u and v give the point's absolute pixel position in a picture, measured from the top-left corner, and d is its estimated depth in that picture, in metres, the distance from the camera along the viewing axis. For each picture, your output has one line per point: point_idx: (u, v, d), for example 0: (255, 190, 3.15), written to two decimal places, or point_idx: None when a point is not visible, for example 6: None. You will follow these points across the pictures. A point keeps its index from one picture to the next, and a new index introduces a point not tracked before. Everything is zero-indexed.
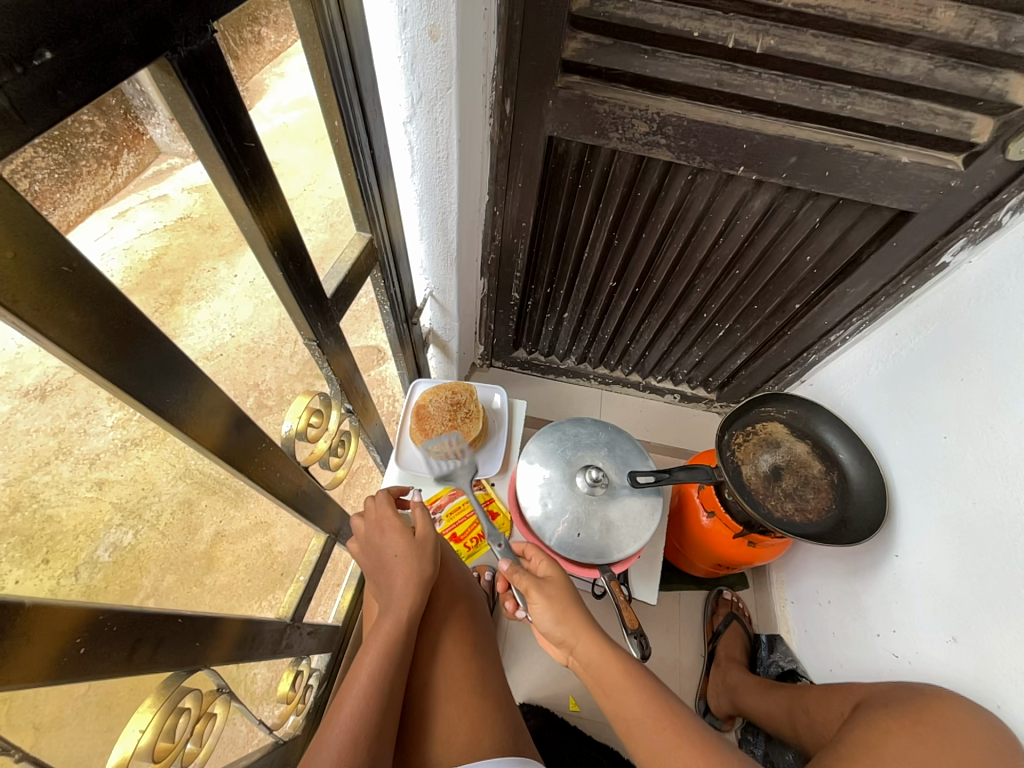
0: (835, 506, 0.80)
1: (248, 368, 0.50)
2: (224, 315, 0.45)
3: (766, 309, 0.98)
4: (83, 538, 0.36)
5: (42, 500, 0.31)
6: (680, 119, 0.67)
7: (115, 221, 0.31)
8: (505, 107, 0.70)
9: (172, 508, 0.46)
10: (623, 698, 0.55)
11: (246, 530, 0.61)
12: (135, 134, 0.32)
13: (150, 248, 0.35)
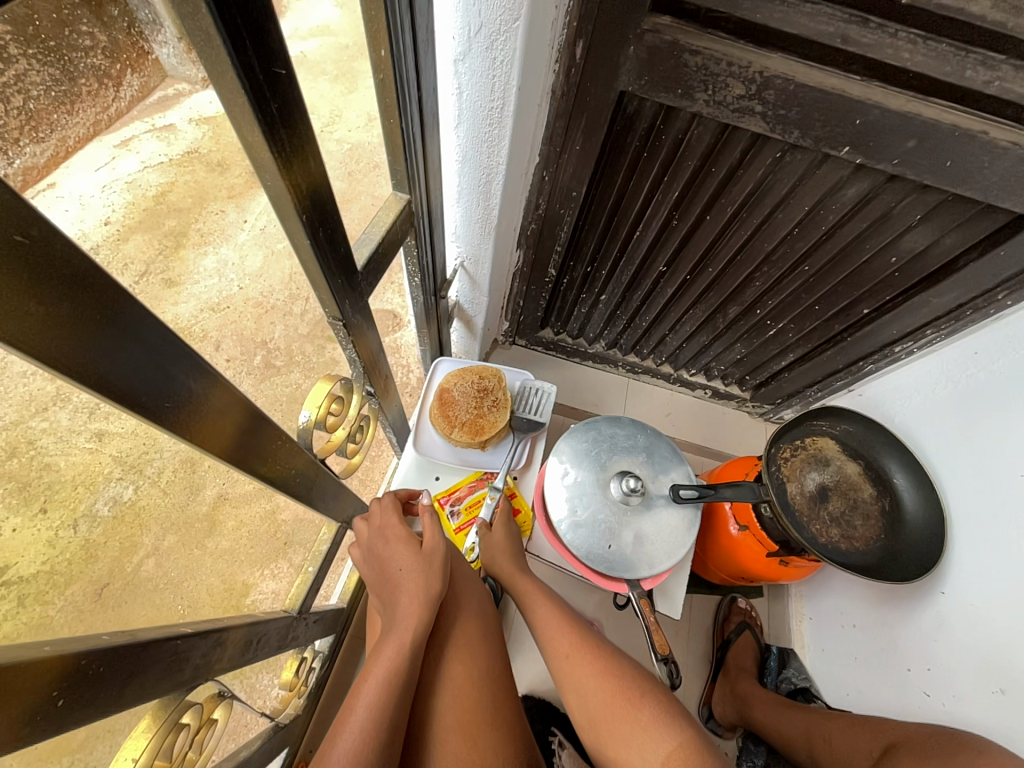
0: (883, 537, 0.74)
1: (255, 325, 0.51)
2: (231, 264, 0.46)
3: (829, 311, 0.89)
4: (82, 490, 0.40)
5: (38, 448, 0.34)
6: (785, 83, 0.55)
7: (116, 151, 0.33)
8: (575, 51, 0.59)
9: (175, 465, 0.48)
10: (553, 634, 0.68)
11: (250, 493, 0.62)
12: (139, 54, 0.30)
13: (154, 183, 0.36)
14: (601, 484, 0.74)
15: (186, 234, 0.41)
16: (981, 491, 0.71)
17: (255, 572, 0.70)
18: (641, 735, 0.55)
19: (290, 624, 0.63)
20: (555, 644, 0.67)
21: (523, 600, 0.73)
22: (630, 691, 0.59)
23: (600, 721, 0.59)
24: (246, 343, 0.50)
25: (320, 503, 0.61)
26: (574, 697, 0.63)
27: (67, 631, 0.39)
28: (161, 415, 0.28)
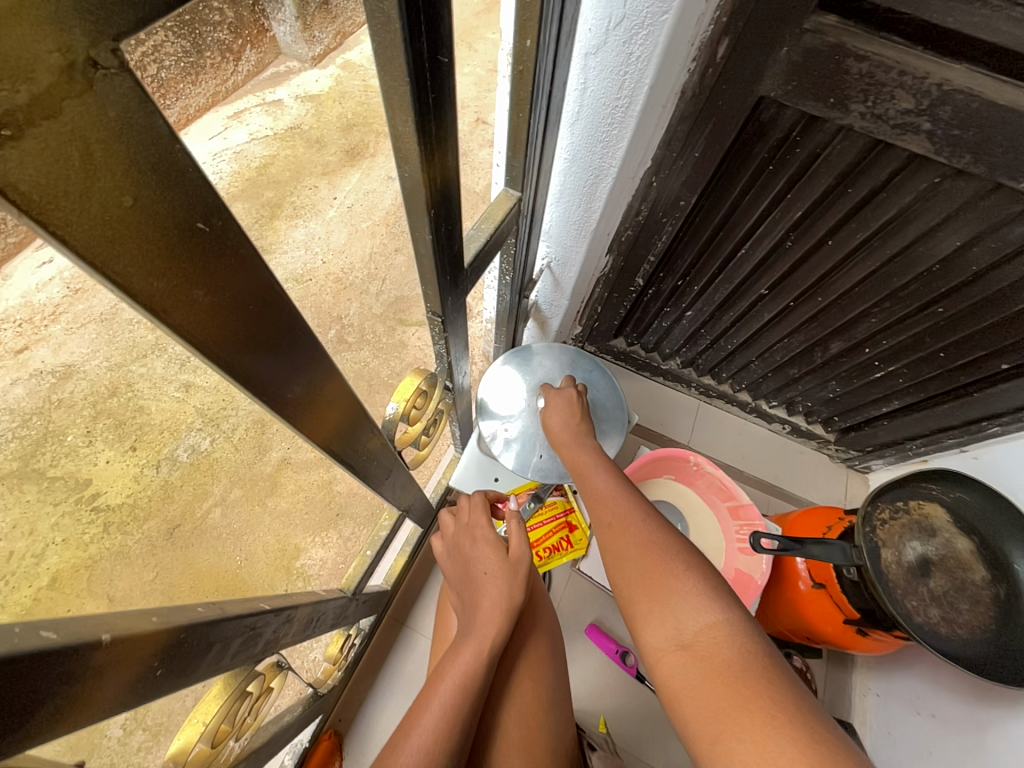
0: (997, 631, 0.64)
1: None
2: (317, 238, 0.72)
3: (957, 361, 0.78)
4: (165, 438, 0.76)
5: (134, 388, 0.73)
6: (969, 99, 0.48)
7: (217, 128, 0.47)
8: (718, 50, 0.53)
9: None
10: (600, 504, 0.60)
11: None
12: (258, 33, 0.42)
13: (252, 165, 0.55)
14: (532, 410, 0.79)
15: None
16: None
17: (306, 538, 0.88)
18: (671, 590, 0.48)
19: (345, 604, 0.64)
20: (600, 513, 0.59)
21: (579, 465, 0.65)
22: (669, 554, 0.51)
23: (681, 676, 0.43)
24: (324, 314, 0.75)
25: (388, 493, 0.61)
26: (612, 565, 0.55)
27: (135, 547, 0.75)
28: (281, 404, 0.28)
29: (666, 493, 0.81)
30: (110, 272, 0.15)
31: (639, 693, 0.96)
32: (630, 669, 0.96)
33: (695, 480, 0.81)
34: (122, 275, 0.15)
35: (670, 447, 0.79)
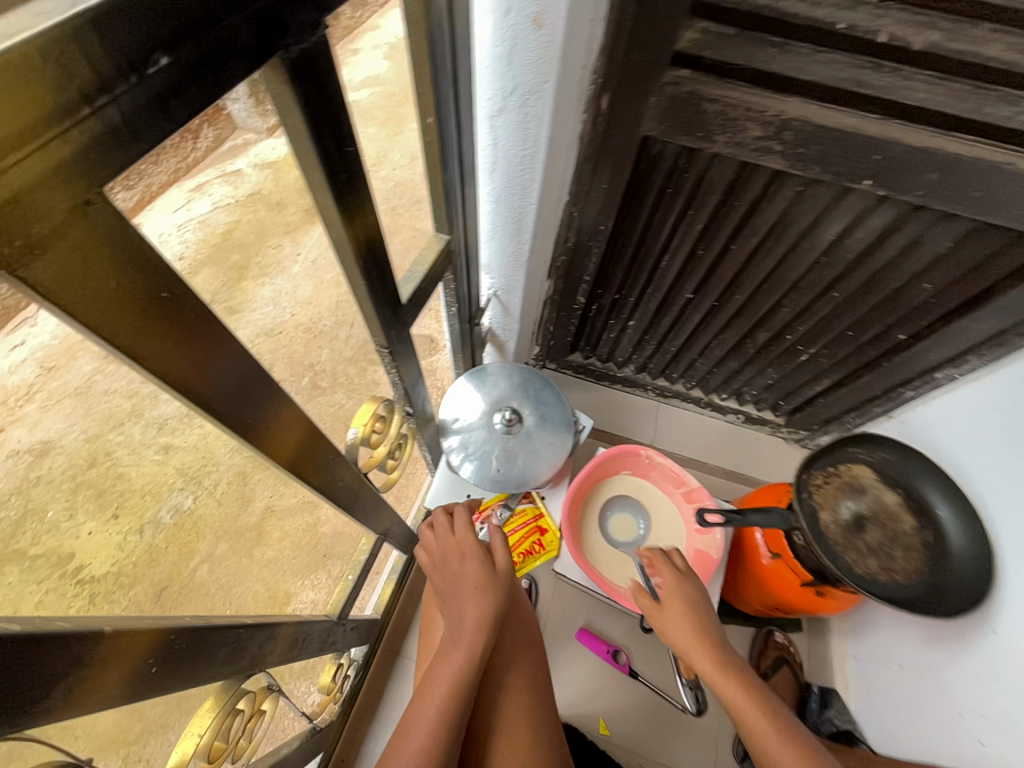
0: (927, 571, 0.71)
1: (304, 348, 0.53)
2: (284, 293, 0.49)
3: (862, 337, 0.88)
4: (149, 498, 0.47)
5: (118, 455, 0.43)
6: (802, 124, 0.59)
7: (193, 192, 0.33)
8: (601, 102, 0.63)
9: (229, 479, 0.54)
10: (732, 693, 0.59)
11: (293, 507, 0.68)
12: (218, 114, 0.28)
13: (222, 221, 0.39)
14: (488, 426, 0.85)
15: (247, 267, 0.43)
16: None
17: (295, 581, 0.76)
18: None
19: (331, 629, 0.67)
20: (728, 694, 0.60)
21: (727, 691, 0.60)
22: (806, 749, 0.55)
23: None
24: None
25: (361, 516, 0.66)
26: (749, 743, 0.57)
27: None
28: (245, 430, 0.34)
29: (625, 488, 0.87)
30: (101, 331, 0.22)
31: (634, 691, 0.99)
32: (622, 667, 0.99)
33: (649, 472, 0.88)
34: (114, 336, 0.22)
35: (622, 445, 0.85)
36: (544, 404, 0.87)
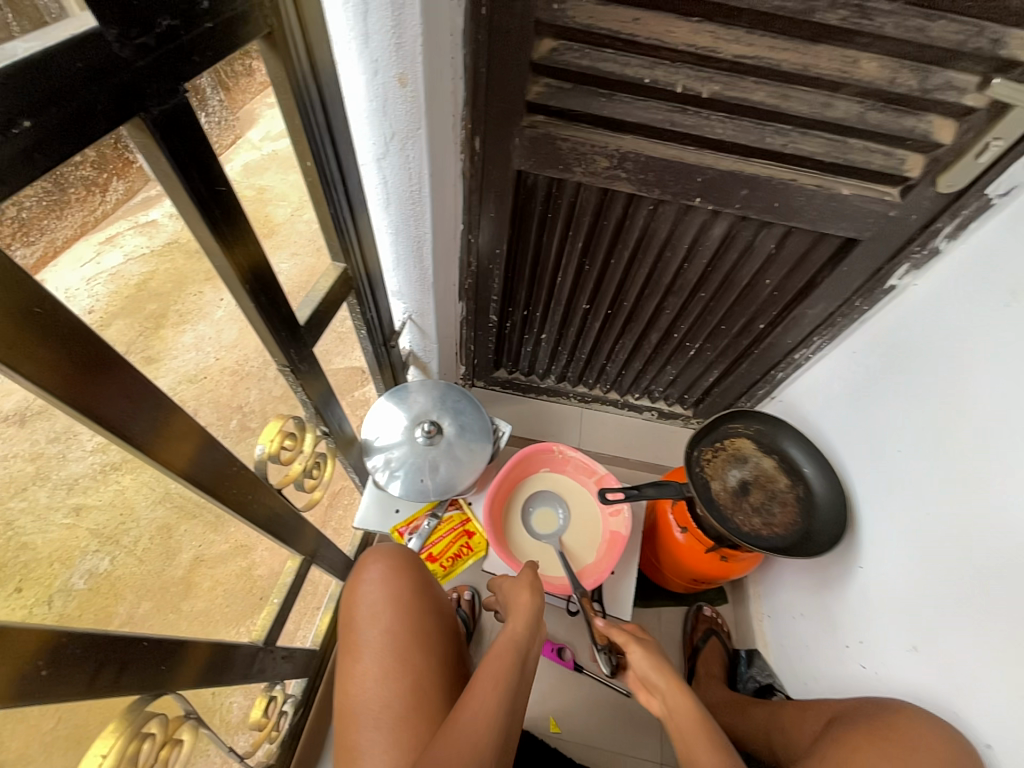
0: (800, 521, 0.83)
1: (231, 390, 0.55)
2: (209, 339, 0.50)
3: (733, 329, 1.02)
4: (59, 564, 0.40)
5: (17, 528, 0.35)
6: (637, 155, 0.71)
7: (101, 247, 0.36)
8: (474, 143, 0.74)
9: (151, 533, 0.50)
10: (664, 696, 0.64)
11: (225, 554, 0.64)
12: (124, 163, 0.35)
13: (137, 272, 0.40)
14: (411, 440, 0.90)
15: (166, 316, 0.43)
16: (883, 471, 0.80)
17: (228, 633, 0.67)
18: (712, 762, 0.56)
19: (255, 655, 0.66)
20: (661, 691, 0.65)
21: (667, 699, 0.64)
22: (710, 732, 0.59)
23: None
24: None
25: (280, 536, 0.68)
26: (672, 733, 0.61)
27: None
28: (132, 438, 0.37)
29: (544, 484, 0.94)
30: None
31: (581, 685, 1.02)
32: (568, 663, 1.02)
33: (564, 466, 0.95)
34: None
35: (536, 444, 0.92)
36: (463, 413, 0.93)
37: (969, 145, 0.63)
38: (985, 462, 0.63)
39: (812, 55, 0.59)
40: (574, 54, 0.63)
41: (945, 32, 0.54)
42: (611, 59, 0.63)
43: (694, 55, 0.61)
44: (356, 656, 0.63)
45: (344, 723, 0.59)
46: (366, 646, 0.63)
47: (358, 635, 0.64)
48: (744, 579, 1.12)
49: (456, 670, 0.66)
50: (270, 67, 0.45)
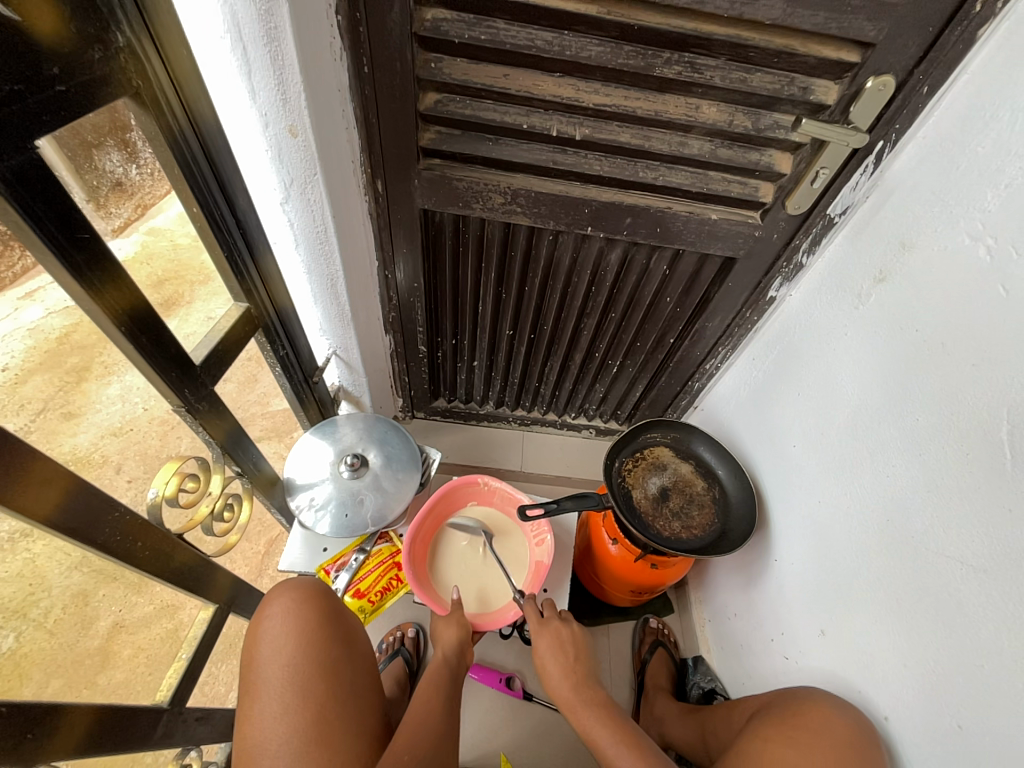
0: (716, 521, 0.87)
1: (159, 440, 0.62)
2: (135, 389, 0.57)
3: (647, 345, 1.08)
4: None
5: None
6: (528, 192, 0.78)
7: (19, 302, 0.42)
8: (377, 186, 0.78)
9: (64, 602, 0.51)
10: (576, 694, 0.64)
11: (148, 617, 0.65)
12: None
13: (56, 325, 0.46)
14: (336, 475, 0.89)
15: (87, 369, 0.50)
16: (783, 469, 0.85)
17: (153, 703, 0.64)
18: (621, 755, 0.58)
19: (157, 717, 0.62)
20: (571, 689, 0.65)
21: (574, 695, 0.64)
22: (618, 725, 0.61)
23: None
24: None
25: (187, 586, 0.66)
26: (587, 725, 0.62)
27: None
28: None
29: (470, 517, 0.95)
30: None
31: (531, 714, 1.00)
32: (517, 693, 1.00)
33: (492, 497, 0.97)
34: None
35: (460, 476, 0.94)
36: (390, 443, 0.94)
37: (804, 174, 0.72)
38: (855, 449, 0.70)
39: (661, 103, 0.67)
40: (456, 105, 0.69)
41: (764, 81, 0.63)
42: (490, 110, 0.69)
43: (562, 104, 0.68)
44: (255, 696, 0.61)
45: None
46: (265, 684, 0.61)
47: (257, 673, 0.62)
48: (686, 586, 1.15)
49: (362, 702, 0.65)
50: (142, 122, 0.48)
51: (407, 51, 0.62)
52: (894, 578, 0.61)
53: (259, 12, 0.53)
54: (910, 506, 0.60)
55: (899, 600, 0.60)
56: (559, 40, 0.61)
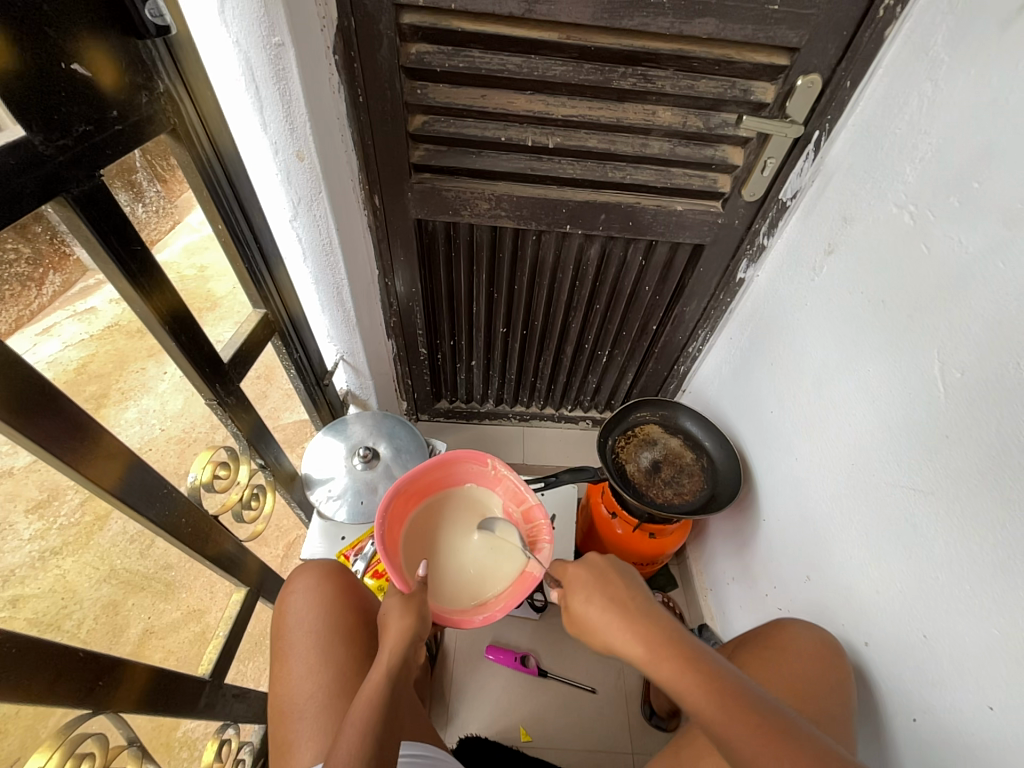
0: (705, 486, 0.94)
1: (179, 457, 0.68)
2: (151, 411, 0.63)
3: (632, 333, 1.16)
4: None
5: None
6: (510, 196, 0.87)
7: (37, 338, 0.47)
8: (374, 200, 0.88)
9: (96, 612, 0.59)
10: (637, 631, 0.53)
11: (177, 621, 0.73)
12: (61, 257, 0.47)
13: (73, 357, 0.51)
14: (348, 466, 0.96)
15: (106, 395, 0.55)
16: (762, 435, 0.92)
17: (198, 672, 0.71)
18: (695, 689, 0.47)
19: (199, 687, 0.68)
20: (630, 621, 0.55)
21: (633, 629, 0.54)
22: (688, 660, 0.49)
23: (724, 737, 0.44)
24: None
25: (222, 567, 0.72)
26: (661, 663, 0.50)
27: None
28: (65, 458, 0.44)
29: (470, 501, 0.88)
30: None
31: (547, 689, 1.04)
32: (532, 669, 1.05)
33: (495, 484, 0.90)
34: None
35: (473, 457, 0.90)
36: (397, 437, 1.01)
37: (754, 164, 0.81)
38: (822, 404, 0.77)
39: (622, 110, 0.76)
40: (441, 125, 0.78)
41: (709, 86, 0.72)
42: (471, 127, 0.78)
43: (534, 118, 0.77)
44: (284, 658, 0.69)
45: (276, 721, 0.65)
46: (293, 647, 0.69)
47: (285, 639, 0.70)
48: (687, 561, 1.20)
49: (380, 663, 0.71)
50: (178, 154, 0.57)
51: (396, 81, 0.72)
52: (863, 514, 0.67)
53: (270, 58, 0.61)
54: (870, 447, 0.67)
55: (867, 535, 0.67)
56: (527, 63, 0.71)
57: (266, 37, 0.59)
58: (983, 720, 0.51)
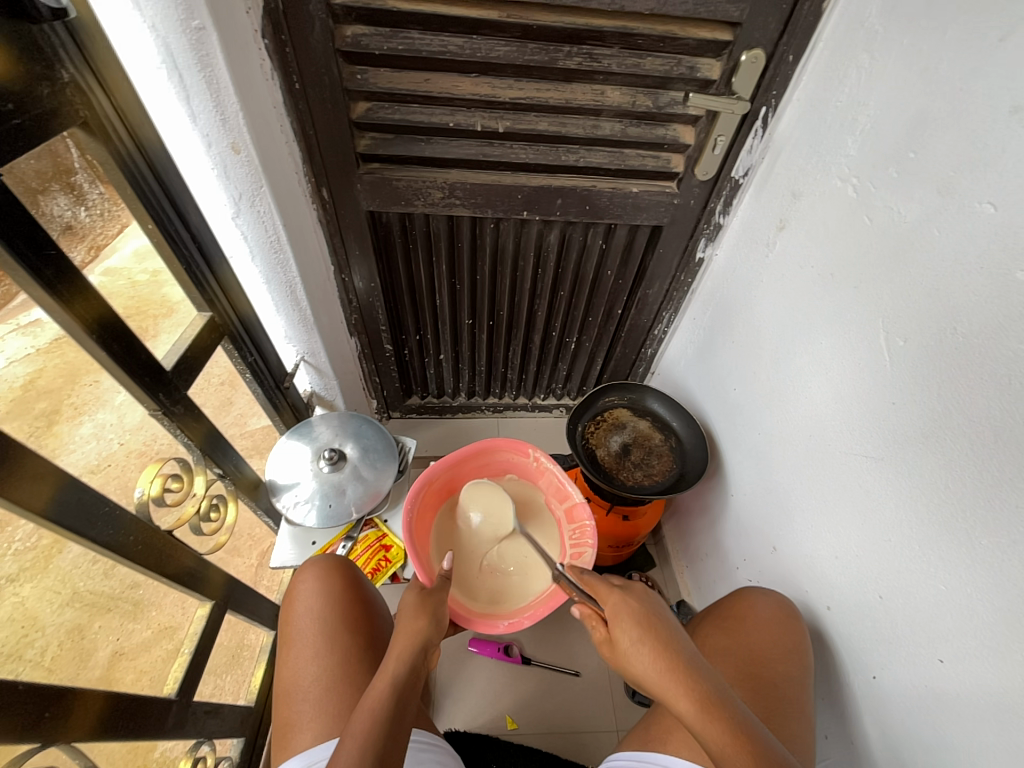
0: (674, 466, 0.95)
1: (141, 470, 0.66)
2: (108, 425, 0.62)
3: (598, 318, 1.15)
4: None
5: None
6: (464, 184, 0.85)
7: None
8: (322, 193, 0.85)
9: (60, 638, 0.56)
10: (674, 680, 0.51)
11: (146, 641, 0.70)
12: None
13: (18, 375, 0.50)
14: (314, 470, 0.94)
15: (57, 412, 0.54)
16: (726, 412, 0.94)
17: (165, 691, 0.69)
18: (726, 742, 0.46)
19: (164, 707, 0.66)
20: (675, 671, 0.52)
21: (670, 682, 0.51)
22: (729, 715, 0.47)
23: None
24: None
25: (184, 583, 0.69)
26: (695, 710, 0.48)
27: None
28: None
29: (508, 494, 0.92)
30: None
31: (531, 676, 1.05)
32: (515, 658, 1.06)
33: (539, 478, 0.94)
34: None
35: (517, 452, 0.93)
36: (365, 438, 0.98)
37: (706, 142, 0.81)
38: (781, 379, 0.78)
39: (570, 92, 0.75)
40: (387, 112, 0.75)
41: (655, 64, 0.72)
42: (418, 114, 0.76)
43: (481, 102, 0.75)
44: (289, 644, 0.68)
45: (278, 704, 0.64)
46: (299, 633, 0.68)
47: (293, 624, 0.69)
48: (664, 539, 1.22)
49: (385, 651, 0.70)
50: (92, 148, 0.53)
51: (332, 65, 0.69)
52: (822, 484, 0.69)
53: (190, 43, 0.56)
54: (826, 419, 0.68)
55: (826, 503, 0.68)
56: (469, 44, 0.68)
57: (184, 21, 0.54)
58: (936, 671, 0.53)
